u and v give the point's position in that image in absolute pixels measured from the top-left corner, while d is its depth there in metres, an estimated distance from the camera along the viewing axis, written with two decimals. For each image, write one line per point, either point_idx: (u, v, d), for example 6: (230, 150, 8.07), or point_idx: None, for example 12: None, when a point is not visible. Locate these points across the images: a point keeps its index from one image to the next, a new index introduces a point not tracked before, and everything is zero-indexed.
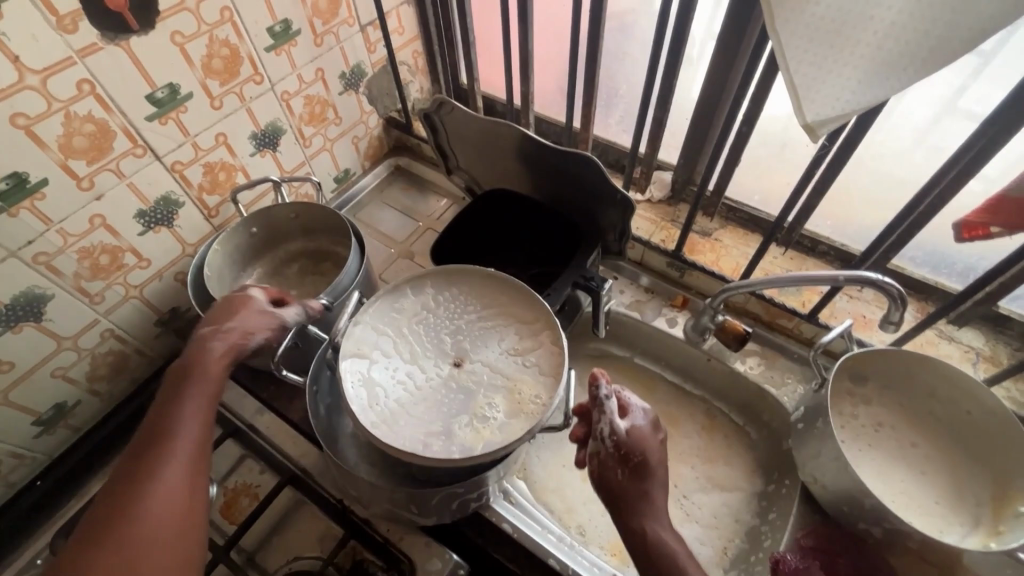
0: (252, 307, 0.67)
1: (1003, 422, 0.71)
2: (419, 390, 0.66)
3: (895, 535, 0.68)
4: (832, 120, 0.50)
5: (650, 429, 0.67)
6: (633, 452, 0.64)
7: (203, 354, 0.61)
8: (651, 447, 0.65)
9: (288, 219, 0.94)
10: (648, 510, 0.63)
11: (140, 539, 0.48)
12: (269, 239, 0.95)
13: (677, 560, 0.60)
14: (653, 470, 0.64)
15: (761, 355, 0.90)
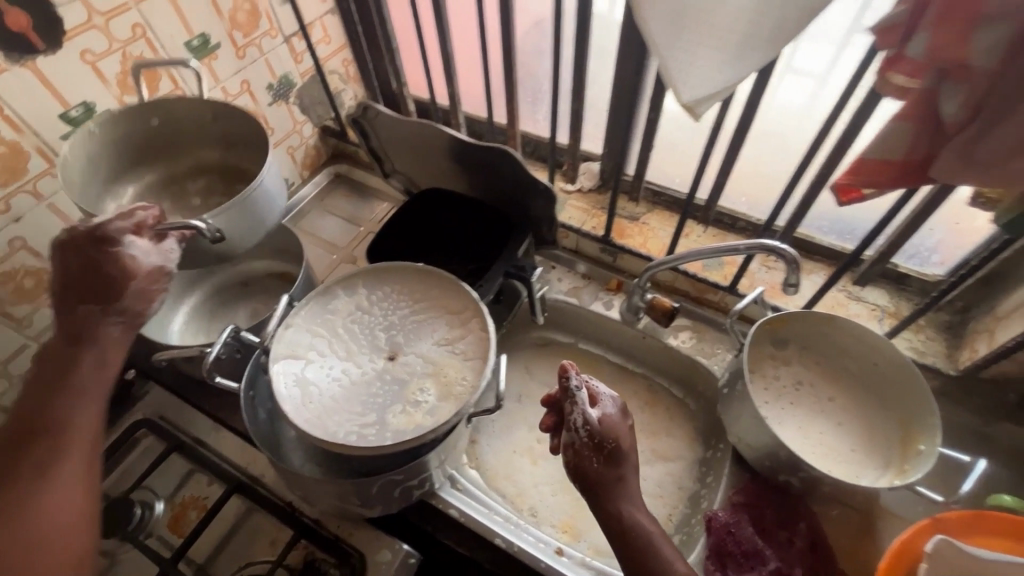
0: (137, 264, 0.61)
1: (902, 370, 0.78)
2: (354, 385, 0.67)
3: (811, 483, 0.72)
4: (705, 99, 0.55)
5: (618, 414, 0.69)
6: (607, 440, 0.66)
7: (94, 337, 0.61)
8: (622, 433, 0.67)
9: (204, 122, 0.81)
10: (622, 493, 0.66)
11: (35, 542, 0.50)
12: (157, 140, 0.81)
13: (650, 539, 0.64)
14: (622, 453, 0.66)
15: (692, 329, 0.95)
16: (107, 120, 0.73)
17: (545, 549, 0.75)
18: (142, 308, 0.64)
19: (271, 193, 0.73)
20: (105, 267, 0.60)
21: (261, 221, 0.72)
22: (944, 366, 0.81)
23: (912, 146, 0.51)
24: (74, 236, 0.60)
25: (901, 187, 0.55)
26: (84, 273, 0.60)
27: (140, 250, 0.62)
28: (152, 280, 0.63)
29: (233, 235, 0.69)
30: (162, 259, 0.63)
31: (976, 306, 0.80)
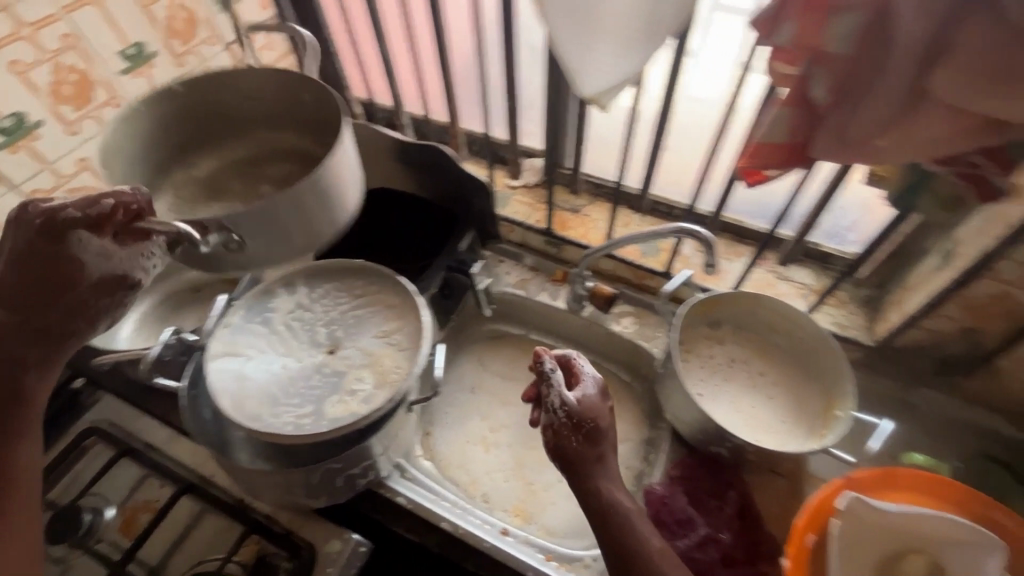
0: (88, 266, 0.57)
1: (821, 342, 0.83)
2: (293, 379, 0.69)
3: (739, 453, 0.76)
4: (608, 89, 0.59)
5: (596, 393, 0.70)
6: (587, 418, 0.67)
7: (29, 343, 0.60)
8: (600, 412, 0.69)
9: (300, 101, 0.72)
10: (600, 471, 0.67)
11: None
12: (232, 118, 0.75)
13: (628, 515, 0.65)
14: (599, 434, 0.68)
15: (634, 314, 0.98)
16: (191, 82, 0.68)
17: (490, 530, 0.78)
18: (85, 315, 0.59)
19: (334, 181, 0.63)
20: (49, 264, 0.56)
21: (313, 217, 0.62)
22: (864, 338, 0.86)
23: (792, 130, 0.55)
24: (33, 225, 0.56)
25: (790, 168, 0.58)
26: (31, 269, 0.57)
27: (98, 252, 0.57)
28: (98, 291, 0.58)
29: (263, 235, 0.59)
30: (122, 267, 0.58)
31: (890, 280, 0.85)
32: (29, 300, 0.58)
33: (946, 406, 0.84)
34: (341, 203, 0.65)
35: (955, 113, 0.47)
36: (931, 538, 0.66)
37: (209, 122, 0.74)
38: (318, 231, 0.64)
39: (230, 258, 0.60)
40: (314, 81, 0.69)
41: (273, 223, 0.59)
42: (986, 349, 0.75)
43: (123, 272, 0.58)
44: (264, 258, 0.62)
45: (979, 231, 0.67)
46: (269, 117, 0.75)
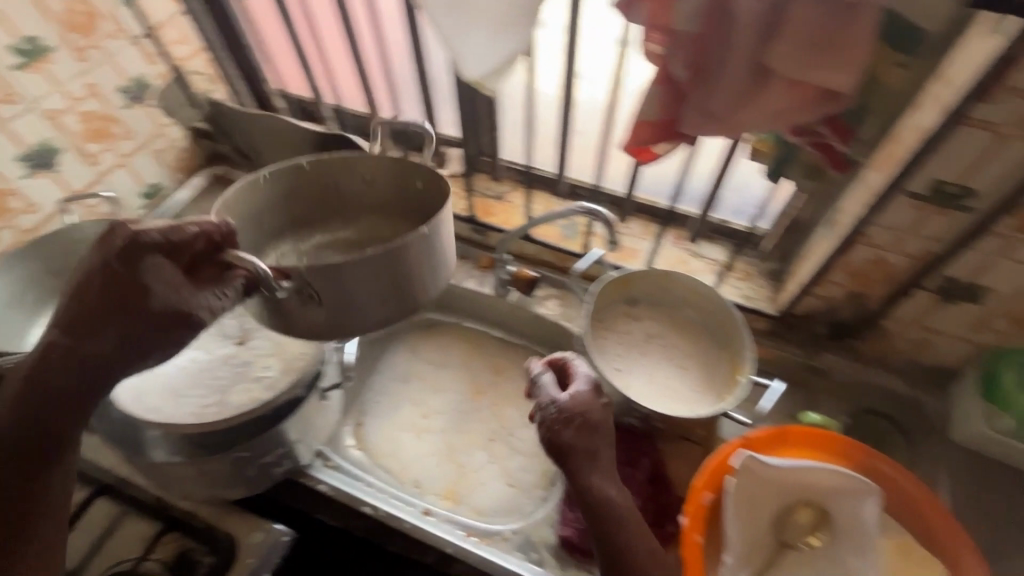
0: (164, 292, 0.53)
1: (724, 313, 0.88)
2: (201, 372, 0.70)
3: (647, 420, 0.80)
4: (490, 74, 0.61)
5: (589, 393, 0.68)
6: (582, 420, 0.65)
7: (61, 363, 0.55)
8: (596, 413, 0.66)
9: (412, 187, 0.75)
10: (594, 466, 0.64)
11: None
12: (319, 190, 0.76)
13: (620, 512, 0.62)
14: (594, 437, 0.65)
15: (559, 296, 1.01)
16: (318, 163, 0.73)
17: (412, 511, 0.78)
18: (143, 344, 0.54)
19: (428, 256, 0.65)
20: (122, 292, 0.53)
21: (404, 286, 0.64)
22: (767, 308, 0.91)
23: (664, 106, 0.58)
24: (107, 249, 0.53)
25: (664, 143, 0.62)
26: (100, 295, 0.53)
27: (169, 282, 0.53)
28: (167, 325, 0.54)
29: (354, 295, 0.61)
30: (188, 303, 0.54)
31: (790, 253, 0.90)
32: (93, 327, 0.54)
33: (845, 368, 0.89)
34: (426, 274, 0.66)
35: (795, 85, 0.51)
36: (816, 489, 0.70)
37: (320, 205, 0.78)
38: (403, 306, 0.66)
39: (308, 317, 0.62)
40: (421, 164, 0.71)
41: (354, 278, 0.59)
42: (870, 312, 0.80)
43: (199, 303, 0.54)
44: (344, 323, 0.63)
45: (853, 201, 0.72)
46: (373, 205, 0.79)
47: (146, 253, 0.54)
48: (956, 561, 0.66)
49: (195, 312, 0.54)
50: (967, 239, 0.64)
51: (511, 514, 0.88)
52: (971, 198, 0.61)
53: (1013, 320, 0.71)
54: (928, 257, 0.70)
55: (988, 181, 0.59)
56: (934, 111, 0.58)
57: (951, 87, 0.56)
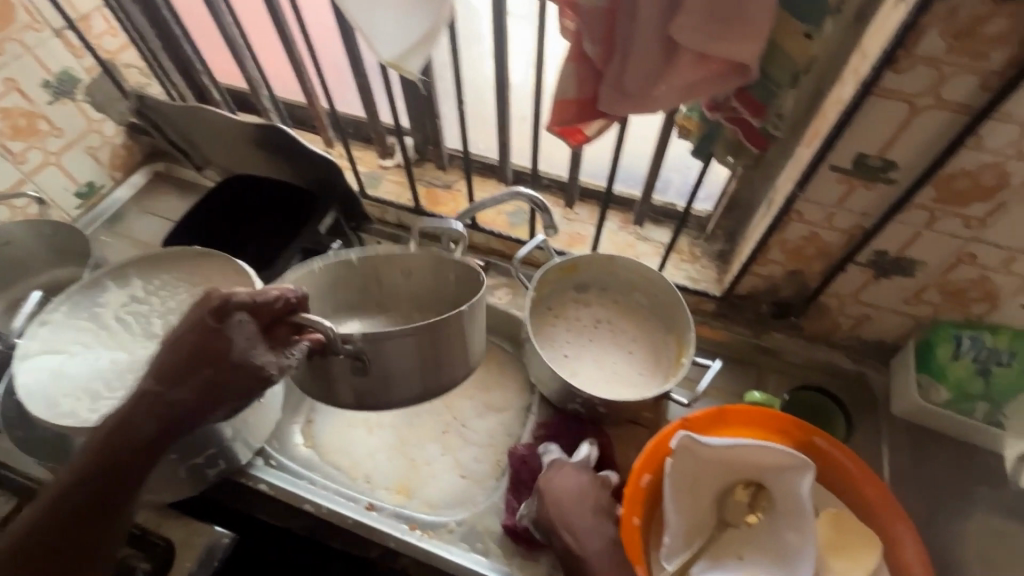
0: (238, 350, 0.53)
1: (668, 296, 0.87)
2: (121, 373, 0.67)
3: (590, 406, 0.80)
4: (405, 56, 0.60)
5: (569, 466, 0.72)
6: (561, 491, 0.69)
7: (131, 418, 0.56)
8: (572, 482, 0.70)
9: (450, 278, 0.73)
10: (571, 531, 0.66)
11: None
12: (362, 282, 0.74)
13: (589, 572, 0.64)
14: (576, 505, 0.68)
15: (509, 285, 1.00)
16: (367, 259, 0.72)
17: (355, 507, 0.77)
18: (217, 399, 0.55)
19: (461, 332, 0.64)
20: (207, 346, 0.53)
21: (440, 361, 0.65)
22: (712, 289, 0.91)
23: (580, 84, 0.57)
24: (205, 305, 0.53)
25: (585, 122, 0.60)
26: (193, 345, 0.54)
27: (248, 343, 0.53)
28: (237, 384, 0.54)
29: (392, 367, 0.62)
30: (261, 361, 0.54)
31: (736, 234, 0.90)
32: (184, 377, 0.54)
33: (792, 347, 0.89)
34: (462, 351, 0.67)
35: (702, 58, 0.50)
36: (754, 467, 0.70)
37: (364, 301, 0.76)
38: (436, 383, 0.67)
39: (346, 390, 0.65)
40: (460, 261, 0.70)
41: (396, 352, 0.60)
42: (811, 290, 0.80)
43: (270, 367, 0.54)
44: (382, 390, 0.65)
45: (786, 179, 0.71)
46: (415, 301, 0.76)
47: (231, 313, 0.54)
48: (889, 527, 0.67)
49: (264, 373, 0.55)
50: (894, 212, 0.64)
51: (463, 504, 0.86)
52: (894, 171, 0.61)
53: (945, 292, 0.72)
54: (860, 231, 0.70)
55: (908, 153, 0.59)
56: (852, 83, 0.57)
57: (867, 58, 0.55)
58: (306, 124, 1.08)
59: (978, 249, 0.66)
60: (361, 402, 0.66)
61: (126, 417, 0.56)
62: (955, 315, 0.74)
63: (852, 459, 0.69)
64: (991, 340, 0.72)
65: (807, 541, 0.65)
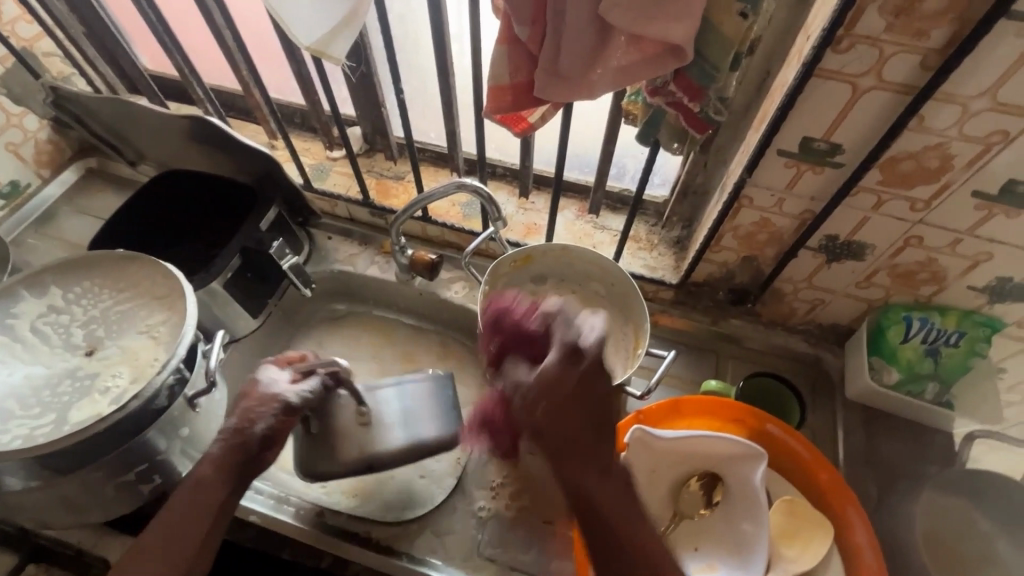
0: (270, 386, 0.66)
1: (625, 286, 0.85)
2: (36, 388, 0.62)
3: None
4: (330, 41, 0.56)
5: (577, 361, 0.53)
6: (565, 397, 0.51)
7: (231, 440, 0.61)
8: (582, 390, 0.52)
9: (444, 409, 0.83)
10: (569, 451, 0.50)
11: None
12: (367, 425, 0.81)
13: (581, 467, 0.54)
14: (582, 418, 0.51)
15: (466, 279, 0.97)
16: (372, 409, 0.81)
17: (304, 516, 0.74)
18: (244, 425, 0.62)
19: (432, 403, 0.79)
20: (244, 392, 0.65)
21: (416, 419, 0.78)
22: (670, 277, 0.89)
23: (514, 68, 0.54)
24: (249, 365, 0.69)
25: (524, 109, 0.57)
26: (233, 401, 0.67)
27: (276, 379, 0.67)
28: (263, 412, 0.63)
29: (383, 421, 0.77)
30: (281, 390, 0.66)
31: (692, 221, 0.88)
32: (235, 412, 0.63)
33: (751, 333, 0.89)
34: (434, 417, 0.79)
35: (635, 40, 0.48)
36: (710, 459, 0.69)
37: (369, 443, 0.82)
38: (423, 444, 0.76)
39: (343, 453, 0.74)
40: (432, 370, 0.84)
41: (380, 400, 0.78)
42: (766, 277, 0.80)
43: (287, 394, 0.65)
44: (371, 450, 0.74)
45: (737, 164, 0.70)
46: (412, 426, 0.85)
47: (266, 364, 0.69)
48: (842, 513, 0.66)
49: (280, 403, 0.64)
50: (842, 196, 0.63)
51: (422, 505, 0.77)
52: (840, 154, 0.60)
53: (894, 275, 0.72)
54: (810, 216, 0.69)
55: (853, 136, 0.58)
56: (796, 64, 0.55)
57: (809, 39, 0.53)
58: (247, 115, 1.03)
59: (924, 232, 0.65)
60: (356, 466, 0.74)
61: (192, 487, 0.57)
62: (906, 298, 0.75)
63: (805, 445, 0.69)
64: (940, 321, 0.73)
65: (761, 531, 0.65)
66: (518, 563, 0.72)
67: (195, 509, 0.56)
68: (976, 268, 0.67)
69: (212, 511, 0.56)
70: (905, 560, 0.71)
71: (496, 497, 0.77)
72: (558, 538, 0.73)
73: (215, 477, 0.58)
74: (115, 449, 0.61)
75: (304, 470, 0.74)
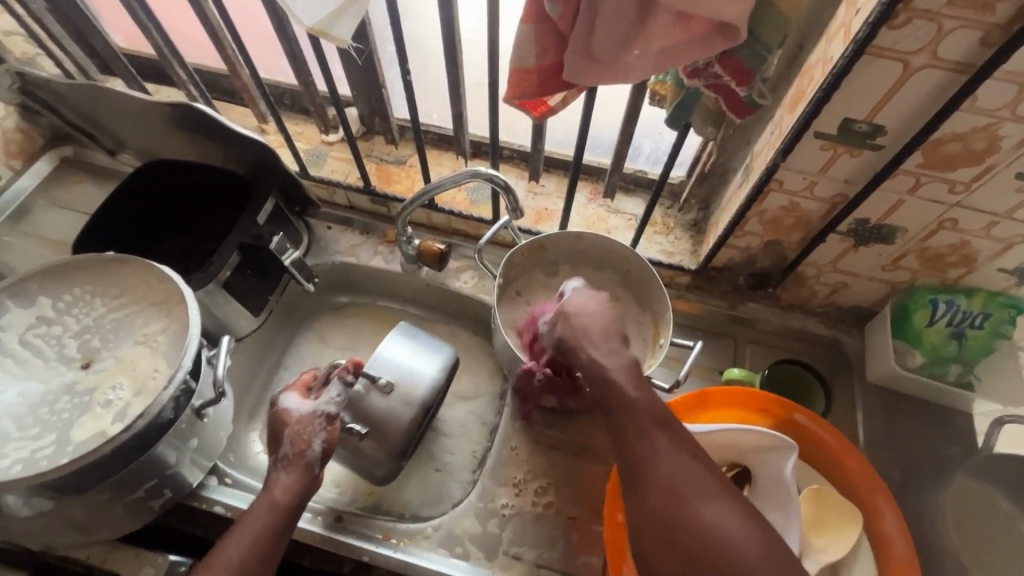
0: (301, 414, 0.67)
1: (643, 272, 0.81)
2: (33, 407, 0.58)
3: (565, 397, 0.76)
4: (335, 20, 0.50)
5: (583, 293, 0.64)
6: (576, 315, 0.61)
7: (293, 469, 0.64)
8: (587, 307, 0.61)
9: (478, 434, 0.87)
10: (580, 340, 0.59)
11: None
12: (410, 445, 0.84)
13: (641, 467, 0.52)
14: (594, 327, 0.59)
15: (474, 267, 0.93)
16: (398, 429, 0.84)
17: (320, 522, 0.72)
18: (298, 453, 0.65)
19: (422, 352, 0.76)
20: (275, 431, 0.67)
21: (413, 368, 0.74)
22: (687, 262, 0.87)
23: (541, 48, 0.49)
24: (269, 407, 0.69)
25: (550, 94, 0.53)
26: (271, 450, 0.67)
27: (298, 403, 0.68)
28: (313, 429, 0.66)
29: (398, 387, 0.73)
30: (319, 410, 0.68)
31: (710, 202, 0.85)
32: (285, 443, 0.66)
33: (769, 317, 0.87)
34: (429, 357, 0.76)
35: (682, 17, 0.43)
36: (735, 451, 0.68)
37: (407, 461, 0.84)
38: (440, 384, 0.75)
39: (391, 431, 0.72)
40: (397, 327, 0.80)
41: (377, 374, 0.72)
42: (789, 261, 0.77)
43: (320, 407, 0.68)
44: (411, 412, 0.72)
45: (767, 146, 0.66)
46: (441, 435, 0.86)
47: (277, 399, 0.70)
48: (870, 502, 0.66)
49: (320, 415, 0.68)
50: (878, 179, 0.60)
51: (439, 503, 0.83)
52: (881, 136, 0.57)
53: (923, 258, 0.70)
54: (842, 199, 0.66)
55: (897, 117, 0.55)
56: (842, 40, 0.51)
57: (859, 13, 0.49)
58: (233, 97, 0.96)
59: (959, 214, 0.63)
60: (412, 427, 0.72)
61: (266, 506, 0.61)
62: (932, 280, 0.73)
63: (831, 434, 0.69)
64: (966, 303, 0.72)
65: (789, 521, 0.64)
66: (544, 560, 0.70)
67: (263, 530, 0.60)
68: (1009, 251, 0.65)
69: (278, 534, 0.61)
70: (932, 543, 0.71)
71: (519, 494, 0.75)
72: (581, 533, 0.72)
73: (292, 499, 0.62)
74: (123, 468, 0.58)
75: (376, 461, 0.73)
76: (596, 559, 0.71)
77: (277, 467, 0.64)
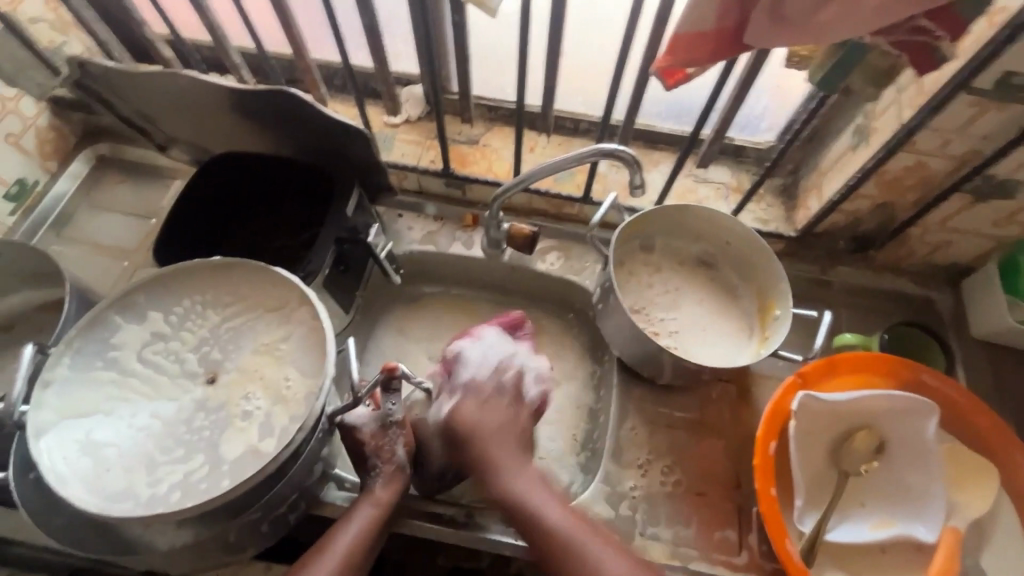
0: (366, 431, 0.65)
1: (749, 244, 0.78)
2: (171, 428, 0.54)
3: (685, 375, 0.73)
4: None
5: (482, 384, 0.70)
6: (475, 427, 0.67)
7: (389, 467, 0.65)
8: (497, 420, 0.68)
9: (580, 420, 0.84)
10: (494, 468, 0.65)
11: None
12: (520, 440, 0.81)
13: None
14: (499, 437, 0.67)
15: (559, 248, 0.88)
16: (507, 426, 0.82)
17: (452, 516, 0.70)
18: (387, 460, 0.65)
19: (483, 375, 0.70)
20: (352, 446, 0.66)
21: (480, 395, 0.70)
22: (784, 230, 0.85)
23: (723, 10, 0.45)
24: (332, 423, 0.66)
25: (719, 61, 0.49)
26: (357, 463, 0.67)
27: (363, 420, 0.65)
28: (390, 439, 0.65)
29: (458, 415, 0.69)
30: (382, 427, 0.65)
31: (806, 165, 0.83)
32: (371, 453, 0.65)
33: (866, 280, 0.86)
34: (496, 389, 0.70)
35: None
36: (870, 414, 0.68)
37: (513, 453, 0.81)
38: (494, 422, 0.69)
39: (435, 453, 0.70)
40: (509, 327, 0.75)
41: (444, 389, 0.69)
42: (900, 223, 0.77)
43: (386, 420, 0.65)
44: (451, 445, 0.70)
45: (897, 105, 0.64)
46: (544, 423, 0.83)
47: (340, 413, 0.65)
48: (1006, 457, 0.67)
49: (390, 426, 0.66)
50: None
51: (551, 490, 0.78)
52: None
53: None
54: (974, 156, 0.65)
55: None
56: None
57: None
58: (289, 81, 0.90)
59: None
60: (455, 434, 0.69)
61: (371, 504, 0.62)
62: None
63: (962, 392, 0.69)
64: None
65: (933, 481, 0.65)
66: (682, 538, 0.70)
67: (367, 529, 0.61)
68: None
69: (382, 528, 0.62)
70: None
71: (645, 475, 0.74)
72: (712, 508, 0.72)
73: (392, 497, 0.63)
74: (274, 485, 0.55)
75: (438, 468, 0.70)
76: (731, 533, 0.71)
77: (366, 476, 0.65)
